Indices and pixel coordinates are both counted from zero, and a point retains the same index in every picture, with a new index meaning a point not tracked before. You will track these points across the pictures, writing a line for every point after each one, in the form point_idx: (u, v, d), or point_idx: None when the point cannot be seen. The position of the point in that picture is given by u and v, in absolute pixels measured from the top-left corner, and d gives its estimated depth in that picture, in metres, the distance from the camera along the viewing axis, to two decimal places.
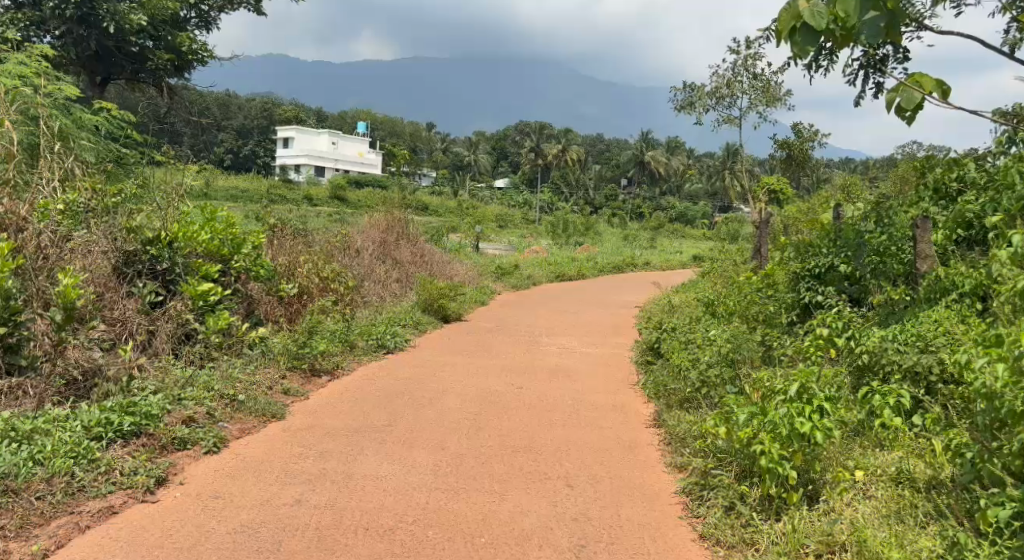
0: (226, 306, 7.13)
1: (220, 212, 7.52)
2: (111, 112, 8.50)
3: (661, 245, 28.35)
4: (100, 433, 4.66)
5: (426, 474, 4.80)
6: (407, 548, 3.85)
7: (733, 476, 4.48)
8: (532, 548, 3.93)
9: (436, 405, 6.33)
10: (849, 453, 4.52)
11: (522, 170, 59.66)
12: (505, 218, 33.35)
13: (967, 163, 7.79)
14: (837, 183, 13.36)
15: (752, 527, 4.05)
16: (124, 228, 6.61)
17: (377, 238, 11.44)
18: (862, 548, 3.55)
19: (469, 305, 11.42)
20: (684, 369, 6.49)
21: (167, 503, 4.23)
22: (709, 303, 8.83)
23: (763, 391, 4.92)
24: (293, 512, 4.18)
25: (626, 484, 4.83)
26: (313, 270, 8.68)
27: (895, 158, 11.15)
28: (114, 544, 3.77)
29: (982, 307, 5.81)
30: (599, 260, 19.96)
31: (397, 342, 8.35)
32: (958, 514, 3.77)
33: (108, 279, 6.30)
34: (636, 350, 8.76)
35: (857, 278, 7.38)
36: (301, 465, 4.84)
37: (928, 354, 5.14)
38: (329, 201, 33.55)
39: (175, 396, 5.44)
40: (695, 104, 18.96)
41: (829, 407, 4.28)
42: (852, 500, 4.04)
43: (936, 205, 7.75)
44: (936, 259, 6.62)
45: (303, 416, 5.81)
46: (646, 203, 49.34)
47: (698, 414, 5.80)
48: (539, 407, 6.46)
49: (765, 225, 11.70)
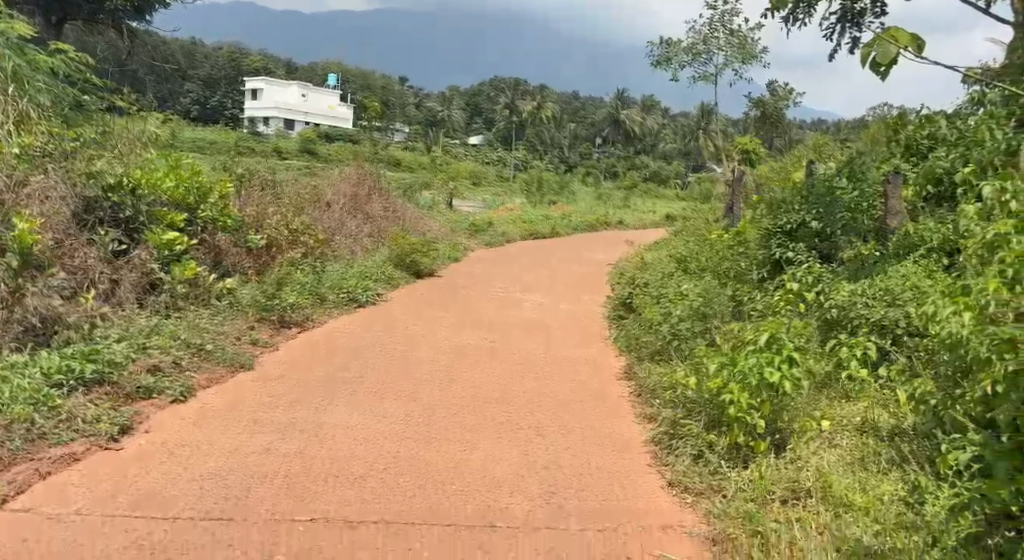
0: (192, 256, 7.00)
1: (185, 160, 7.49)
2: (69, 55, 8.23)
3: (635, 204, 28.35)
4: (61, 380, 4.59)
5: (396, 424, 4.78)
6: (377, 494, 3.84)
7: (701, 426, 4.48)
8: (502, 494, 3.93)
9: (407, 357, 6.30)
10: (816, 404, 4.57)
11: (496, 127, 59.11)
12: (478, 175, 33.10)
13: (939, 120, 7.82)
14: (810, 142, 13.39)
15: (719, 474, 4.09)
16: (83, 173, 6.56)
17: (348, 191, 11.30)
18: (827, 494, 3.60)
19: (441, 261, 11.35)
20: (656, 322, 6.51)
21: (132, 450, 4.16)
22: (681, 259, 8.84)
23: (733, 343, 4.96)
24: (261, 460, 4.14)
25: (597, 434, 4.86)
26: (283, 222, 8.55)
27: (869, 117, 11.18)
28: (77, 489, 3.71)
29: (949, 261, 5.87)
30: (572, 218, 19.92)
31: (369, 296, 8.29)
32: (920, 460, 3.83)
33: (67, 226, 6.11)
34: (607, 308, 8.75)
35: (826, 234, 7.43)
36: (270, 415, 4.79)
37: (895, 308, 5.21)
38: (299, 155, 33.06)
39: (140, 344, 5.35)
40: (671, 60, 18.84)
41: (798, 356, 4.33)
42: (818, 448, 4.08)
43: (907, 162, 7.79)
44: (905, 216, 6.78)
45: (271, 367, 5.75)
46: (620, 162, 49.30)
47: (669, 366, 5.84)
48: (511, 360, 6.46)
49: (738, 182, 11.74)
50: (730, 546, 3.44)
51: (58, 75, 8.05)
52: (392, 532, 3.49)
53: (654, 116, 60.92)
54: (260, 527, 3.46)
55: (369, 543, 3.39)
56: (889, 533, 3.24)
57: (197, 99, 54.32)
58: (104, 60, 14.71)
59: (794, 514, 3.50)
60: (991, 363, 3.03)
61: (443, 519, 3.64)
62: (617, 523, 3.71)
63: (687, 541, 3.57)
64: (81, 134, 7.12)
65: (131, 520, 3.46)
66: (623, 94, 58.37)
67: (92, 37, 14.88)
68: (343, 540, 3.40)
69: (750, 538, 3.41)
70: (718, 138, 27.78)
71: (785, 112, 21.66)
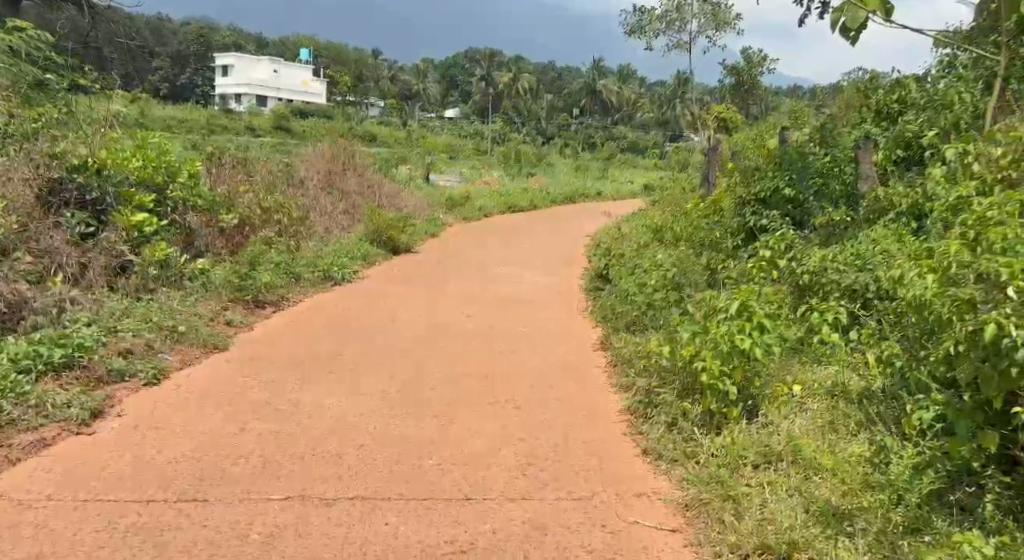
0: (163, 237, 6.92)
1: (153, 139, 7.38)
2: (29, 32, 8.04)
3: (613, 175, 28.30)
4: (30, 365, 4.54)
5: (373, 401, 4.78)
6: (354, 471, 3.85)
7: (675, 394, 4.52)
8: (478, 467, 3.96)
9: (385, 333, 6.28)
10: (788, 370, 4.63)
11: (471, 99, 58.64)
12: (455, 149, 32.87)
13: (909, 84, 7.84)
14: (785, 109, 13.40)
15: (693, 441, 4.13)
16: (47, 155, 6.50)
17: (323, 168, 11.19)
18: (797, 457, 3.65)
19: (418, 236, 11.29)
20: (631, 293, 6.53)
21: (104, 435, 4.14)
22: (657, 229, 8.86)
23: (705, 311, 4.99)
24: (236, 440, 4.13)
25: (571, 405, 4.88)
26: (255, 200, 8.47)
27: (842, 83, 11.20)
28: (49, 475, 3.68)
29: (918, 224, 5.91)
30: (550, 190, 19.86)
31: (344, 274, 8.24)
32: (887, 421, 3.90)
33: (29, 208, 6.10)
34: (583, 280, 8.76)
35: (800, 201, 7.49)
36: (245, 394, 4.78)
37: (865, 272, 5.25)
38: (273, 132, 32.68)
39: (111, 327, 5.31)
40: (645, 28, 18.76)
41: (768, 323, 4.38)
42: (790, 412, 4.14)
43: (878, 126, 7.81)
44: (875, 180, 6.76)
45: (246, 347, 5.72)
46: (598, 133, 49.20)
47: (644, 335, 5.88)
48: (488, 334, 6.46)
49: (713, 151, 11.74)
50: (703, 511, 3.49)
51: (19, 54, 7.86)
52: (368, 508, 3.51)
53: (631, 85, 60.64)
54: (236, 507, 3.46)
55: (345, 519, 3.41)
56: (857, 493, 3.30)
57: (168, 77, 53.43)
58: (67, 37, 14.39)
59: (764, 478, 3.55)
60: (953, 324, 3.09)
61: (420, 494, 3.66)
62: (592, 492, 3.75)
63: (662, 507, 3.62)
64: (45, 115, 7.01)
65: (104, 503, 3.45)
66: (599, 64, 58.03)
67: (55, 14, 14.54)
68: (319, 516, 3.42)
69: (722, 502, 3.46)
70: (694, 107, 27.72)
71: (760, 79, 21.63)
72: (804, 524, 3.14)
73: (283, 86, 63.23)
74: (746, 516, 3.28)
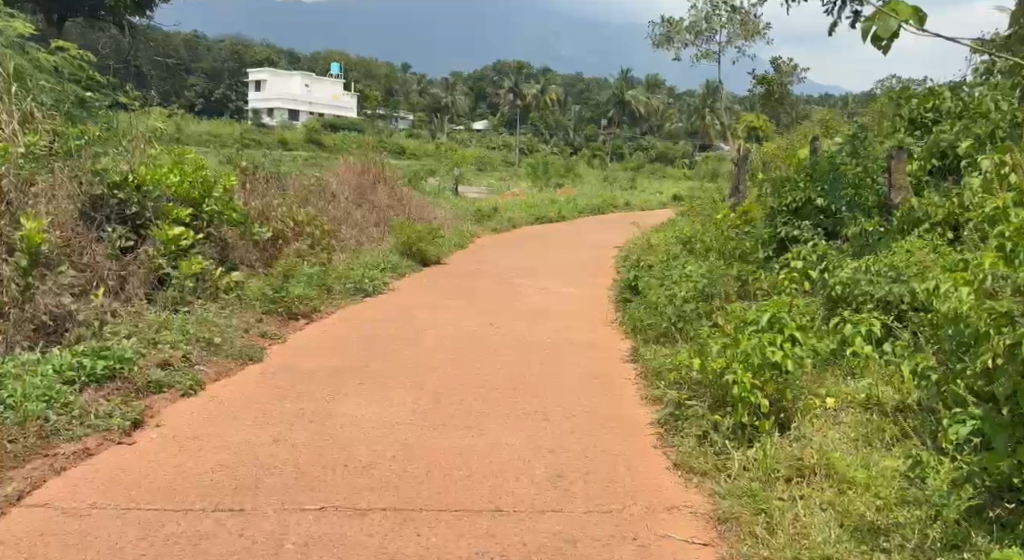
0: (198, 251, 7.05)
1: (190, 155, 7.51)
2: (70, 52, 8.27)
3: (642, 185, 28.25)
4: (72, 377, 4.65)
5: (405, 412, 4.83)
6: (385, 482, 3.89)
7: (706, 407, 4.52)
8: (509, 479, 3.98)
9: (416, 345, 6.35)
10: (821, 382, 4.59)
11: (500, 111, 58.85)
12: (484, 161, 33.04)
13: (943, 93, 7.75)
14: (816, 117, 13.34)
15: (724, 454, 4.10)
16: (89, 171, 6.61)
17: (353, 182, 11.33)
18: (830, 471, 3.61)
19: (448, 248, 11.36)
20: (661, 304, 6.53)
21: (144, 444, 4.23)
22: (686, 240, 8.83)
23: (736, 322, 5.00)
24: (271, 450, 4.20)
25: (601, 417, 4.89)
26: (288, 214, 8.60)
27: (875, 90, 11.10)
28: (92, 484, 3.77)
29: (954, 235, 5.83)
30: (579, 201, 19.88)
31: (375, 286, 8.31)
32: (923, 435, 3.86)
33: (75, 224, 6.22)
34: (612, 292, 8.75)
35: (831, 212, 7.42)
36: (280, 406, 4.84)
37: (900, 283, 5.20)
38: (304, 145, 33.15)
39: (150, 339, 5.42)
40: (673, 39, 18.74)
41: (801, 336, 4.44)
42: (823, 425, 4.11)
43: (912, 135, 7.71)
44: (909, 190, 6.67)
45: (280, 359, 5.81)
46: (626, 144, 49.15)
47: (675, 347, 5.86)
48: (519, 346, 6.48)
49: (743, 161, 11.68)
50: (736, 524, 3.46)
51: (60, 74, 8.10)
52: (400, 519, 3.54)
53: (660, 95, 60.53)
54: (271, 516, 3.52)
55: (378, 529, 3.45)
56: (893, 507, 3.25)
57: (203, 92, 54.32)
58: (106, 55, 14.78)
59: (796, 492, 3.52)
60: (989, 338, 3.03)
61: (451, 506, 3.68)
62: (623, 504, 3.75)
63: (692, 520, 3.62)
64: (87, 131, 7.16)
65: (144, 512, 3.52)
66: (627, 75, 58.01)
67: (94, 32, 14.86)
68: (352, 527, 3.46)
69: (754, 515, 3.44)
70: (724, 116, 27.59)
71: (790, 87, 21.51)
72: (837, 539, 3.11)
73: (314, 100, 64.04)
74: (779, 531, 3.25)
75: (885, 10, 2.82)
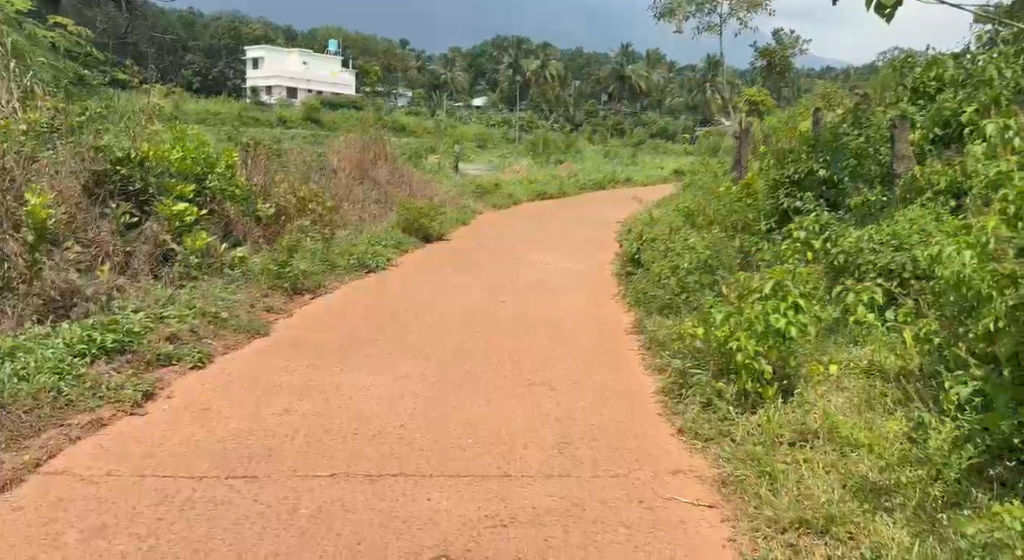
0: (202, 227, 7.08)
1: (191, 132, 7.51)
2: (68, 29, 8.26)
3: (642, 160, 28.15)
4: (83, 350, 4.70)
5: (412, 383, 4.88)
6: (394, 449, 3.95)
7: (710, 375, 4.56)
8: (516, 446, 4.03)
9: (422, 318, 6.39)
10: (823, 349, 4.62)
11: (499, 87, 58.51)
12: (484, 138, 32.94)
13: (946, 62, 7.72)
14: (819, 90, 13.31)
15: (728, 419, 4.15)
16: (92, 148, 6.62)
17: (354, 159, 11.31)
18: (833, 435, 3.66)
19: (450, 224, 11.36)
20: (664, 276, 6.57)
21: (155, 415, 4.29)
22: (689, 213, 8.82)
23: (739, 292, 5.05)
24: (281, 419, 4.26)
25: (608, 386, 4.94)
26: (290, 191, 8.61)
27: (878, 61, 11.06)
28: (106, 453, 3.83)
29: (956, 204, 5.84)
30: (580, 177, 19.87)
31: (379, 261, 8.34)
32: (924, 399, 3.91)
33: (79, 201, 6.24)
34: (615, 265, 8.77)
35: (835, 183, 7.44)
36: (287, 378, 4.89)
37: (903, 252, 5.21)
38: (304, 124, 33.07)
39: (157, 314, 5.46)
40: (676, 12, 18.66)
41: (803, 304, 4.37)
42: (825, 391, 4.12)
43: (914, 105, 7.66)
44: (913, 159, 6.54)
45: (286, 332, 5.85)
46: (627, 119, 48.93)
47: (678, 318, 5.90)
48: (524, 318, 6.53)
49: (746, 134, 11.62)
50: (740, 487, 3.52)
51: (59, 51, 8.10)
52: (410, 484, 3.60)
53: (659, 69, 60.13)
54: (282, 483, 3.57)
55: (390, 494, 3.51)
56: (895, 469, 3.30)
57: (200, 71, 53.93)
58: (103, 34, 14.72)
59: (800, 455, 3.56)
60: (993, 300, 3.05)
61: (460, 472, 3.74)
62: (629, 469, 3.81)
63: (697, 484, 3.67)
64: (87, 110, 7.16)
65: (158, 479, 3.58)
66: (627, 49, 57.70)
67: (89, 10, 14.73)
68: (364, 492, 3.51)
69: (759, 479, 3.50)
70: (724, 90, 27.44)
71: (792, 61, 21.40)
72: (840, 500, 3.16)
73: (312, 78, 63.66)
74: (783, 492, 3.30)
75: None
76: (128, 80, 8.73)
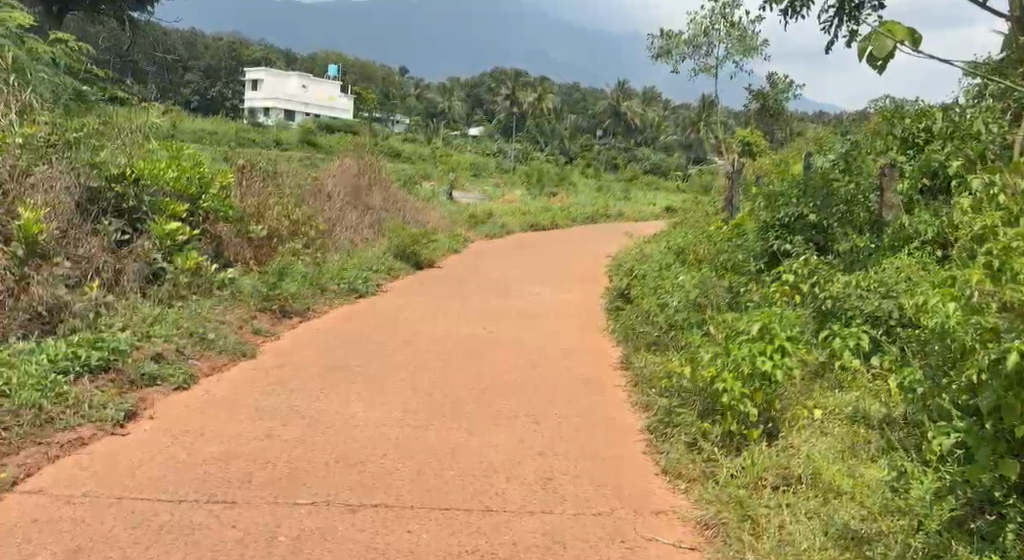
0: (194, 247, 7.07)
1: (188, 151, 7.52)
2: (68, 44, 8.35)
3: (634, 196, 28.35)
4: (67, 366, 4.66)
5: (397, 411, 4.86)
6: (375, 479, 3.92)
7: (695, 415, 4.56)
8: (500, 480, 4.02)
9: (409, 346, 6.39)
10: (808, 393, 4.62)
11: (495, 118, 58.96)
12: (478, 166, 33.12)
13: (936, 113, 7.83)
14: (811, 134, 13.49)
15: (712, 461, 4.15)
16: (87, 163, 6.63)
17: (349, 183, 11.34)
18: (817, 480, 3.67)
19: (441, 252, 11.39)
20: (652, 313, 6.60)
21: (137, 436, 4.26)
22: (679, 251, 8.87)
23: (727, 332, 5.09)
24: (264, 445, 4.23)
25: (592, 422, 4.93)
26: (283, 213, 8.62)
27: (868, 109, 11.23)
28: (84, 473, 3.79)
29: (943, 254, 5.92)
30: (572, 210, 19.97)
31: (369, 286, 8.34)
32: (908, 447, 3.92)
33: (71, 216, 6.20)
34: (604, 300, 8.80)
35: (823, 227, 7.50)
36: (272, 402, 4.87)
37: (889, 299, 5.25)
38: (299, 145, 33.25)
39: (144, 332, 5.43)
40: (672, 52, 18.95)
41: (789, 347, 4.48)
42: (810, 436, 4.13)
43: (903, 154, 7.78)
44: (899, 209, 6.72)
45: (272, 356, 5.83)
46: (620, 155, 49.30)
47: (666, 355, 5.91)
48: (512, 350, 6.53)
49: (737, 174, 11.72)
50: (722, 530, 3.52)
51: (57, 66, 8.20)
52: (391, 515, 3.58)
53: (654, 107, 60.76)
54: (262, 509, 3.55)
55: (370, 525, 3.48)
56: (877, 518, 3.30)
57: (198, 89, 54.20)
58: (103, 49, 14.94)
59: (782, 500, 3.57)
60: (976, 353, 3.08)
61: (443, 504, 3.72)
62: (612, 508, 3.80)
63: (680, 526, 3.67)
64: (84, 125, 7.16)
65: (138, 501, 3.54)
66: (624, 86, 58.38)
67: (91, 25, 14.99)
68: (343, 522, 3.48)
69: (740, 522, 3.49)
70: (719, 131, 27.67)
71: (785, 105, 21.70)
72: (822, 547, 3.17)
73: (310, 101, 63.98)
74: (764, 537, 3.31)
75: (881, 31, 3.24)
76: (125, 97, 8.80)
